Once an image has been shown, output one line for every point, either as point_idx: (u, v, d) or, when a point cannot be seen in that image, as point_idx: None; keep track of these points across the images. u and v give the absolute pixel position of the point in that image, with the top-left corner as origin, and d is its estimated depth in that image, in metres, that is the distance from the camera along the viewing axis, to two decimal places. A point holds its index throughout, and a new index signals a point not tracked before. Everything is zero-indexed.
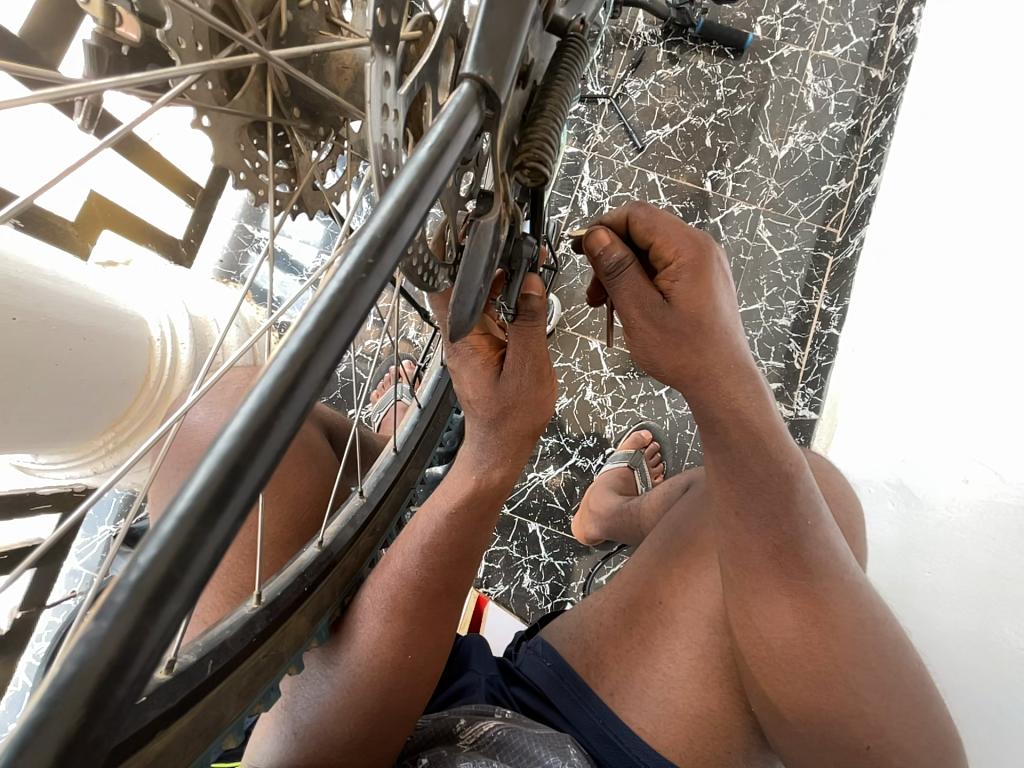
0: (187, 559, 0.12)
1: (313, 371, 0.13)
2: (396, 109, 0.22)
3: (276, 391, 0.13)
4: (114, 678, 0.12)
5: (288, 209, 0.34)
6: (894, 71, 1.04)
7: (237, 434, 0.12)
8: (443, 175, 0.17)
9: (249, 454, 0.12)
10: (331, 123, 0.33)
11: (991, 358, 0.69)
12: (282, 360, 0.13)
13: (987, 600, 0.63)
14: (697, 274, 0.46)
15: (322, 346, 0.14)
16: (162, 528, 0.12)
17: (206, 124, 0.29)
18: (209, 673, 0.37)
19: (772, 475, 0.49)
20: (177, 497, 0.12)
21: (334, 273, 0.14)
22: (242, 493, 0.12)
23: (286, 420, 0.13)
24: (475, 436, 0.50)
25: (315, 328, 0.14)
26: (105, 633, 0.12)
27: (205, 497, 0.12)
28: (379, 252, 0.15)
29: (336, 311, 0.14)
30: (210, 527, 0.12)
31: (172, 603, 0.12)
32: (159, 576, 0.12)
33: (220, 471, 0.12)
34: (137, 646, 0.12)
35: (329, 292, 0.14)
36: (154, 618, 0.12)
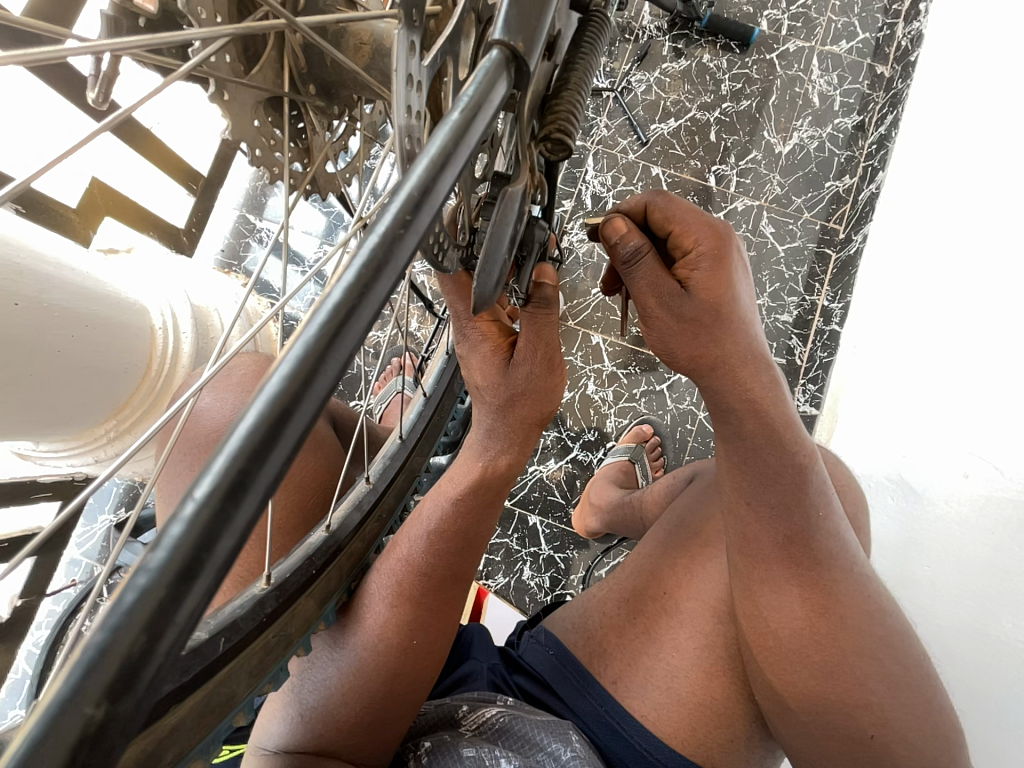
0: (237, 498, 0.12)
1: (355, 323, 0.13)
2: (421, 81, 0.22)
3: (320, 339, 0.13)
4: (169, 610, 0.12)
5: (301, 189, 0.33)
6: (900, 67, 1.04)
7: (285, 380, 0.13)
8: (475, 138, 0.17)
9: (297, 398, 0.13)
10: (346, 102, 0.33)
11: (992, 353, 0.69)
12: (325, 310, 0.13)
13: (985, 593, 0.64)
14: (717, 263, 0.46)
15: (364, 300, 0.14)
16: (216, 465, 0.12)
17: (224, 97, 0.28)
18: (221, 651, 0.37)
19: (785, 466, 0.49)
20: (229, 435, 0.12)
21: (372, 228, 0.14)
22: (292, 432, 0.13)
23: (330, 369, 0.13)
24: (482, 424, 0.50)
25: (355, 281, 0.14)
26: (161, 564, 0.12)
27: (257, 436, 0.12)
28: (416, 210, 0.15)
29: (378, 264, 0.14)
30: (260, 468, 0.12)
31: (228, 534, 0.12)
32: (213, 508, 0.12)
33: (270, 410, 0.12)
34: (190, 582, 0.12)
35: (368, 246, 0.14)
36: (210, 550, 0.12)
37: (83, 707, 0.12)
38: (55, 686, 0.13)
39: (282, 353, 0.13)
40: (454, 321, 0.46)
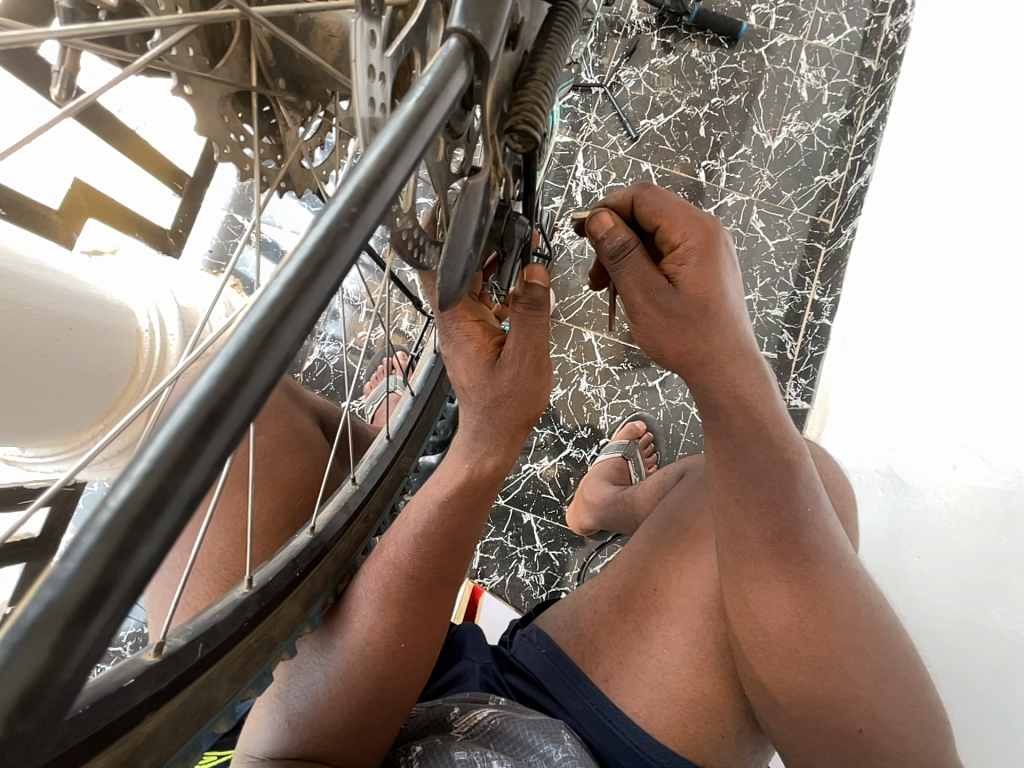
0: (164, 500, 0.12)
1: (295, 321, 0.13)
2: (384, 72, 0.21)
3: (256, 336, 0.13)
4: (82, 622, 0.12)
5: (274, 185, 0.33)
6: (887, 61, 1.04)
7: (217, 377, 0.12)
8: (431, 129, 0.16)
9: (226, 401, 0.12)
10: (319, 97, 0.32)
11: (980, 344, 0.70)
12: (261, 307, 0.13)
13: (973, 583, 0.64)
14: (704, 258, 0.45)
15: (304, 296, 0.13)
16: (142, 463, 0.12)
17: (187, 91, 0.28)
18: (199, 657, 0.36)
19: (774, 461, 0.49)
20: (151, 439, 0.12)
21: (316, 222, 0.14)
22: (220, 438, 0.12)
23: (265, 368, 0.13)
24: (468, 424, 0.50)
25: (295, 277, 0.13)
26: (72, 574, 0.11)
27: (186, 435, 0.12)
28: (364, 202, 0.15)
29: (319, 260, 0.14)
30: (188, 470, 0.12)
31: (147, 543, 0.12)
32: (131, 516, 0.12)
33: (196, 414, 0.12)
34: (105, 594, 0.12)
35: (311, 241, 0.14)
36: (126, 559, 0.12)
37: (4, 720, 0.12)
38: None
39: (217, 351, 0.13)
40: (439, 321, 0.46)
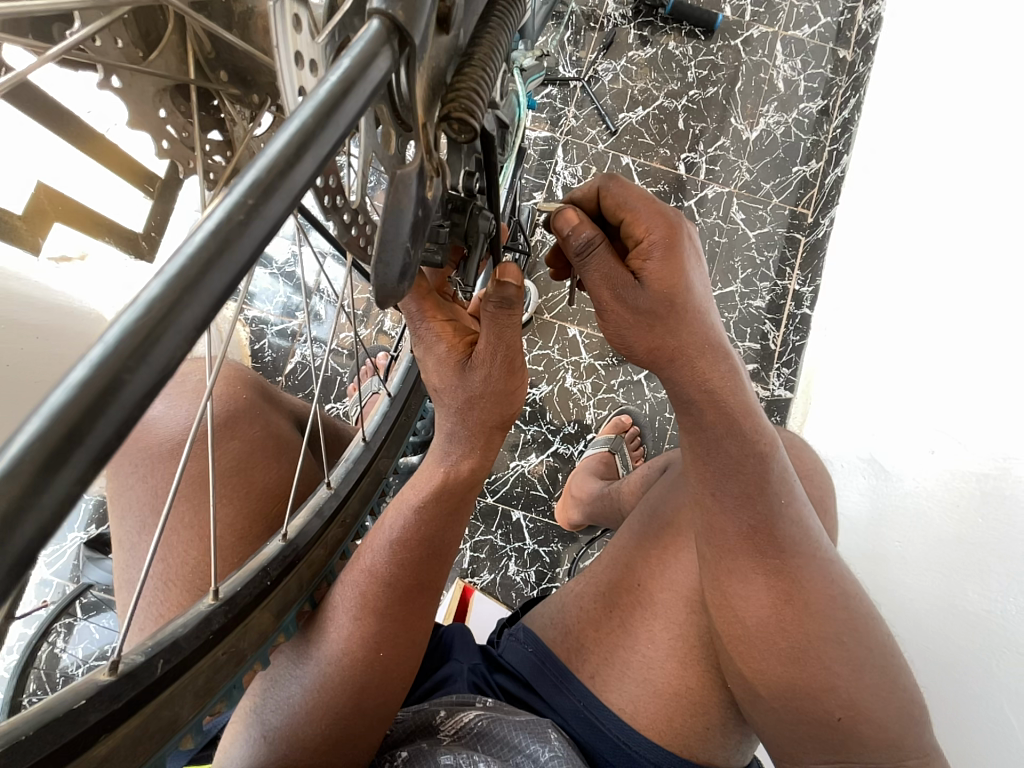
0: (40, 487, 0.12)
1: (180, 319, 0.13)
2: (315, 59, 0.20)
3: (136, 333, 0.13)
4: None
5: (222, 182, 0.32)
6: (861, 51, 1.05)
7: (93, 370, 0.12)
8: (345, 121, 0.16)
9: (105, 398, 0.12)
10: (266, 90, 0.31)
11: (957, 331, 0.70)
12: (143, 304, 0.13)
13: (952, 567, 0.65)
14: (668, 252, 0.45)
15: (190, 293, 0.13)
16: (17, 446, 0.12)
17: (118, 84, 0.27)
18: (159, 673, 0.35)
19: (747, 454, 0.49)
20: (25, 428, 0.12)
21: (210, 216, 0.14)
22: (100, 434, 0.13)
23: (147, 367, 0.13)
24: (443, 426, 0.49)
25: (180, 274, 0.13)
26: None
27: (61, 426, 0.12)
28: (264, 196, 0.14)
29: (208, 258, 0.14)
30: (64, 462, 0.12)
31: (26, 530, 0.12)
32: (7, 502, 0.12)
33: (72, 409, 0.12)
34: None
35: (202, 235, 0.14)
36: (7, 543, 0.12)
37: None
38: None
39: (96, 347, 0.13)
40: (410, 322, 0.45)
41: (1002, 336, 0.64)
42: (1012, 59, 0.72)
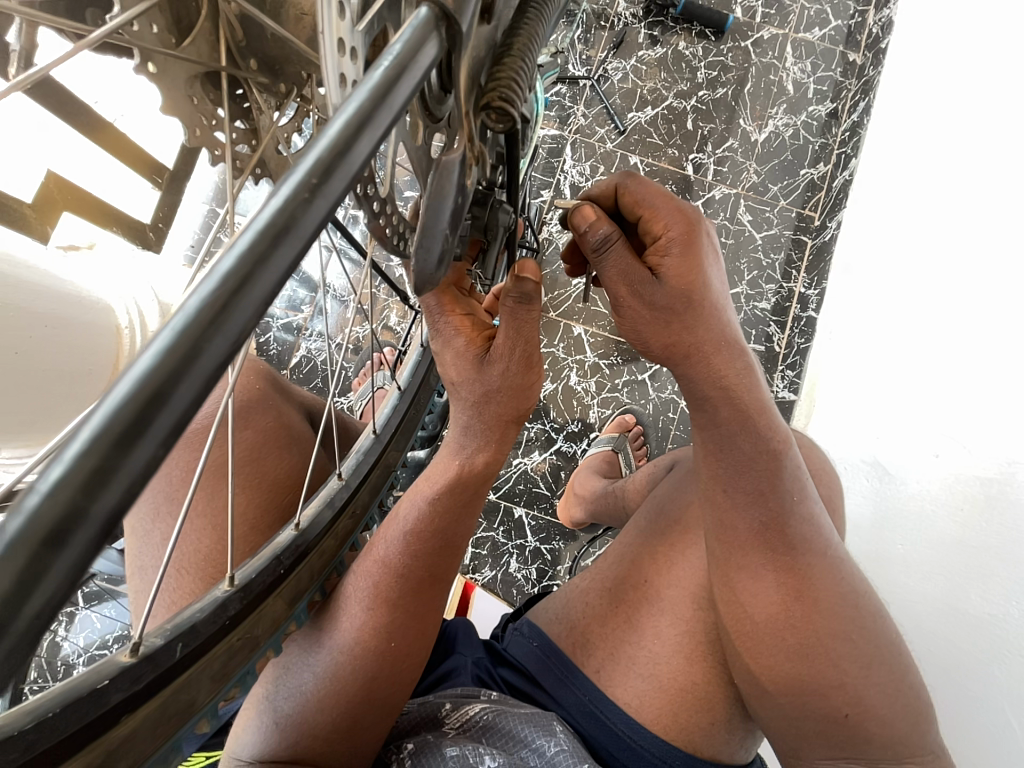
0: (126, 448, 0.13)
1: (250, 292, 0.14)
2: (355, 47, 0.20)
3: (213, 304, 0.13)
4: (41, 570, 0.13)
5: (248, 170, 0.32)
6: (871, 55, 1.04)
7: (174, 340, 0.13)
8: (397, 104, 0.16)
9: (181, 367, 0.13)
10: (294, 80, 0.31)
11: (950, 343, 0.72)
12: (217, 276, 0.13)
13: (955, 570, 0.65)
14: (687, 249, 0.45)
15: (261, 267, 0.14)
16: (101, 412, 0.12)
17: (152, 70, 0.27)
18: (178, 656, 0.36)
19: (760, 453, 0.49)
20: (105, 398, 0.13)
21: (276, 193, 0.14)
22: (176, 403, 0.13)
23: (220, 340, 0.13)
24: (457, 420, 0.49)
25: (251, 246, 0.14)
26: (28, 519, 0.12)
27: (141, 394, 0.13)
28: (325, 176, 0.15)
29: (276, 233, 0.14)
30: (148, 425, 0.13)
31: (102, 502, 0.12)
32: (89, 467, 0.12)
33: (150, 380, 0.13)
34: (66, 540, 0.12)
35: (270, 210, 0.14)
36: (85, 511, 0.12)
37: None
38: None
39: (170, 321, 0.13)
40: (428, 316, 0.46)
41: (989, 351, 0.67)
42: (1013, 73, 0.73)
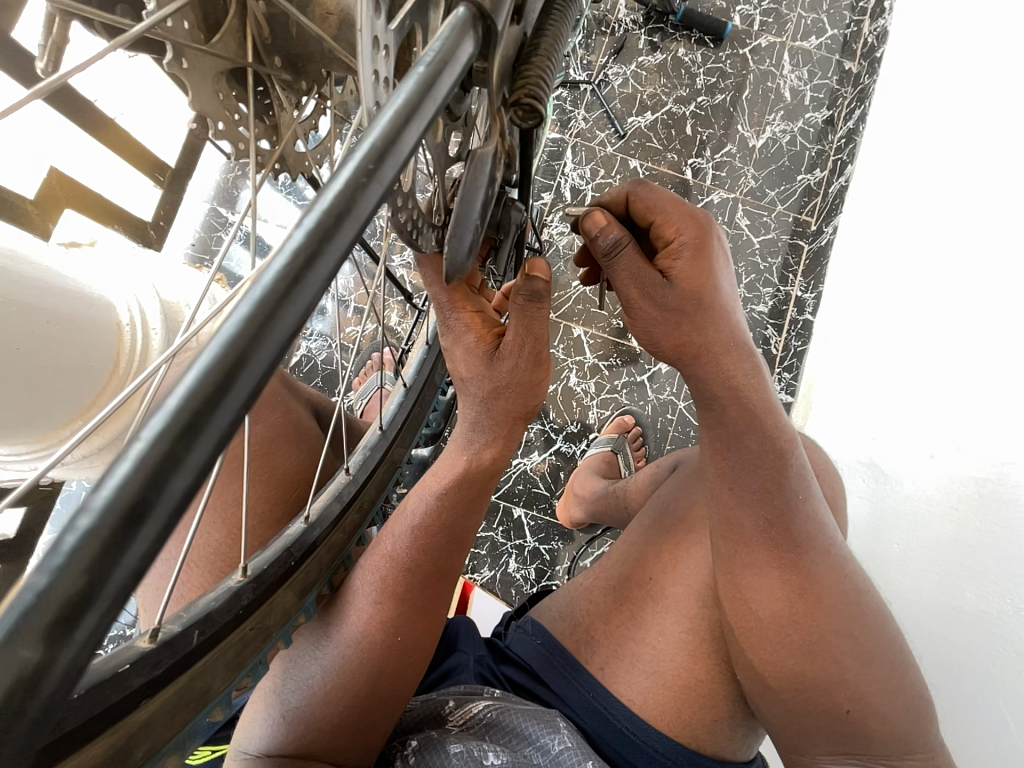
0: (205, 418, 0.13)
1: (315, 270, 0.14)
2: (387, 45, 0.21)
3: (282, 281, 0.14)
4: (119, 547, 0.13)
5: (270, 166, 0.32)
6: (866, 63, 1.06)
7: (248, 315, 0.13)
8: (442, 95, 0.17)
9: (254, 341, 0.13)
10: (314, 77, 0.32)
11: (945, 345, 0.74)
12: (285, 254, 0.14)
13: (950, 568, 0.67)
14: (698, 252, 0.47)
15: (326, 246, 0.14)
16: (182, 385, 0.13)
17: (183, 66, 0.28)
18: (194, 644, 0.36)
19: (766, 452, 0.50)
20: (185, 373, 0.13)
21: (335, 177, 0.15)
22: (250, 374, 0.13)
23: (289, 315, 0.14)
24: (465, 416, 0.50)
25: (316, 227, 0.14)
26: (112, 491, 0.12)
27: (220, 367, 0.13)
28: (379, 161, 0.15)
29: (338, 214, 0.15)
30: (226, 393, 0.13)
31: (180, 475, 0.13)
32: (169, 439, 0.13)
33: (226, 353, 0.13)
34: (143, 514, 0.13)
35: (331, 194, 0.15)
36: (162, 485, 0.13)
37: (24, 646, 0.13)
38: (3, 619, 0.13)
39: (241, 299, 0.14)
40: (438, 313, 0.46)
41: (982, 354, 0.68)
42: (1003, 84, 0.76)
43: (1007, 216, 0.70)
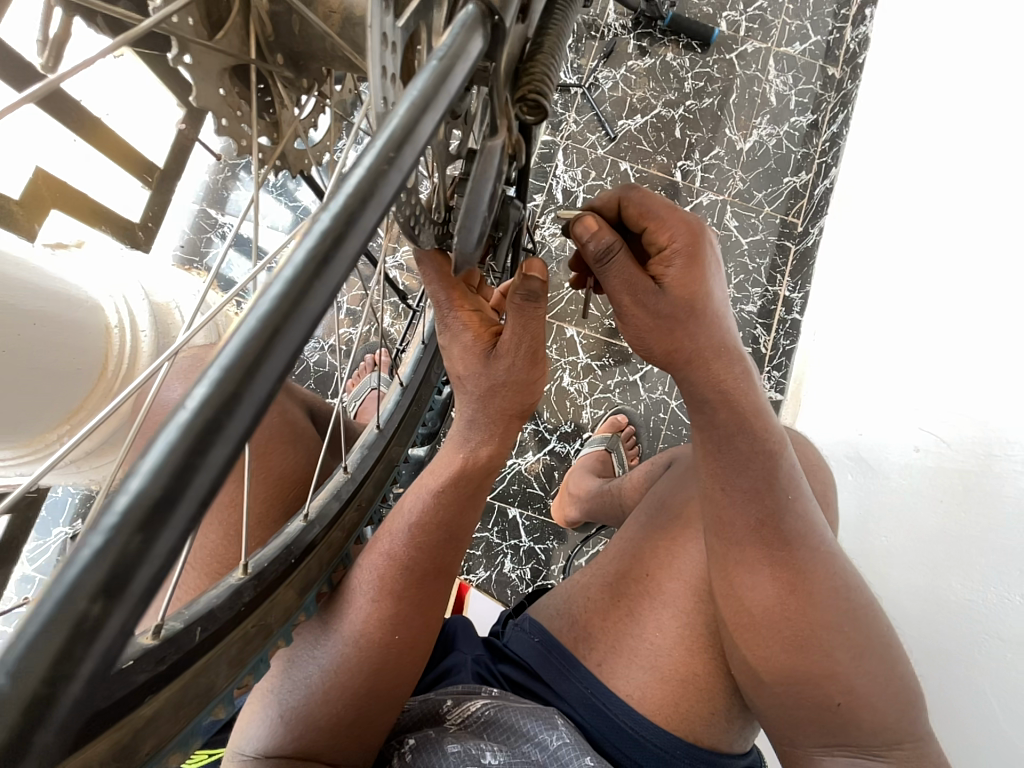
0: (244, 388, 0.13)
1: (343, 250, 0.15)
2: (395, 41, 0.22)
3: (312, 259, 0.14)
4: (163, 515, 0.13)
5: (271, 162, 0.32)
6: (849, 69, 1.09)
7: (282, 291, 0.14)
8: (455, 86, 0.18)
9: (286, 317, 0.14)
10: (315, 75, 0.33)
11: (927, 342, 0.76)
12: (314, 235, 0.15)
13: (936, 558, 0.68)
14: (691, 260, 0.47)
15: (351, 228, 0.15)
16: (221, 359, 0.13)
17: (186, 60, 0.27)
18: (197, 640, 0.36)
19: (756, 452, 0.51)
20: (224, 348, 0.13)
21: (359, 163, 0.16)
22: (284, 348, 0.14)
23: (319, 292, 0.14)
24: (462, 413, 0.50)
25: (342, 210, 0.15)
26: (159, 459, 0.13)
27: (257, 340, 0.13)
28: (399, 148, 0.16)
29: (362, 197, 0.15)
30: (259, 369, 0.13)
31: (220, 444, 0.13)
32: (212, 409, 0.13)
33: (262, 329, 0.14)
34: (187, 482, 0.13)
35: (355, 179, 0.15)
36: (204, 453, 0.13)
37: (84, 598, 0.13)
38: (53, 587, 0.13)
39: (273, 279, 0.14)
40: (436, 311, 0.47)
41: (963, 350, 0.70)
42: (979, 90, 0.78)
43: (983, 217, 0.73)
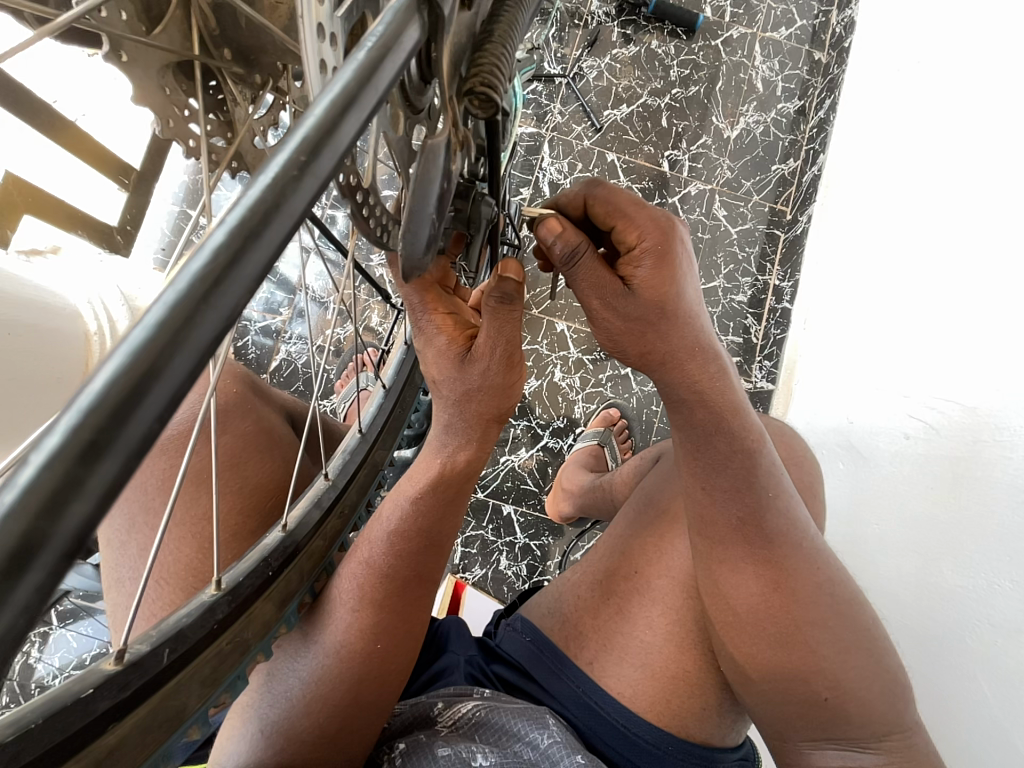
0: (123, 417, 0.12)
1: (243, 268, 0.14)
2: (334, 34, 0.21)
3: (205, 279, 0.13)
4: (31, 549, 0.12)
5: (224, 164, 0.31)
6: (835, 54, 1.08)
7: (168, 312, 0.13)
8: (382, 85, 0.16)
9: (172, 340, 0.13)
10: (269, 70, 0.31)
11: (915, 330, 0.75)
12: (208, 251, 0.13)
13: (928, 546, 0.68)
14: (659, 261, 0.46)
15: (253, 243, 0.14)
16: (93, 388, 0.12)
17: (122, 58, 0.27)
18: (165, 662, 0.35)
19: (735, 451, 0.50)
20: (97, 373, 0.12)
21: (266, 171, 0.15)
22: (170, 375, 0.13)
23: (212, 316, 0.13)
24: (440, 417, 0.49)
25: (242, 223, 0.14)
26: (23, 489, 0.12)
27: (138, 366, 0.13)
28: (313, 154, 0.15)
29: (266, 210, 0.14)
30: (144, 396, 0.13)
31: (92, 476, 0.12)
32: (84, 438, 0.12)
33: (142, 353, 0.13)
34: (60, 513, 0.12)
35: (261, 189, 0.14)
36: (78, 483, 0.12)
37: None
38: None
39: (161, 298, 0.13)
40: (410, 313, 0.46)
41: (949, 337, 0.70)
42: (962, 74, 0.77)
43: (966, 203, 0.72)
